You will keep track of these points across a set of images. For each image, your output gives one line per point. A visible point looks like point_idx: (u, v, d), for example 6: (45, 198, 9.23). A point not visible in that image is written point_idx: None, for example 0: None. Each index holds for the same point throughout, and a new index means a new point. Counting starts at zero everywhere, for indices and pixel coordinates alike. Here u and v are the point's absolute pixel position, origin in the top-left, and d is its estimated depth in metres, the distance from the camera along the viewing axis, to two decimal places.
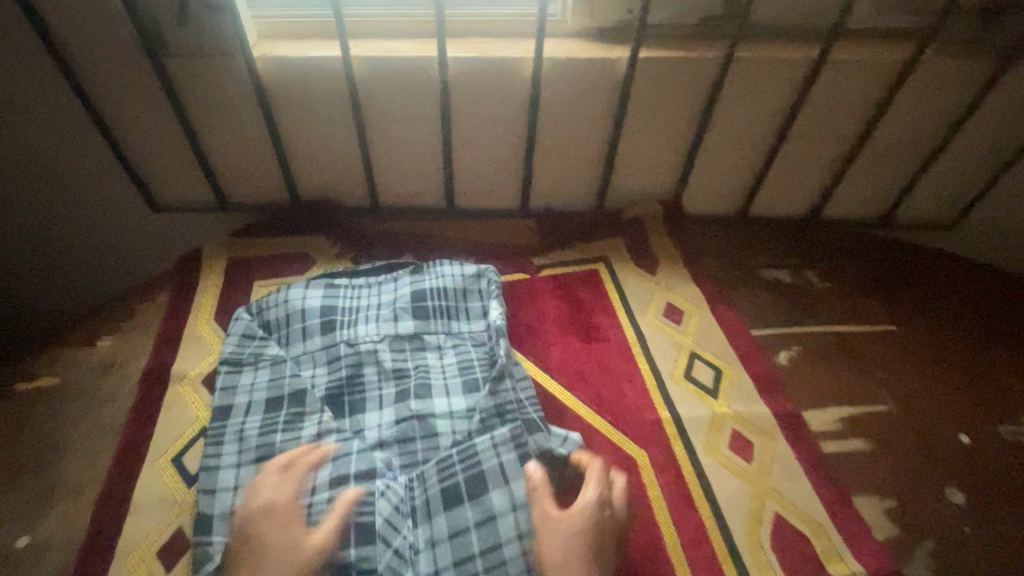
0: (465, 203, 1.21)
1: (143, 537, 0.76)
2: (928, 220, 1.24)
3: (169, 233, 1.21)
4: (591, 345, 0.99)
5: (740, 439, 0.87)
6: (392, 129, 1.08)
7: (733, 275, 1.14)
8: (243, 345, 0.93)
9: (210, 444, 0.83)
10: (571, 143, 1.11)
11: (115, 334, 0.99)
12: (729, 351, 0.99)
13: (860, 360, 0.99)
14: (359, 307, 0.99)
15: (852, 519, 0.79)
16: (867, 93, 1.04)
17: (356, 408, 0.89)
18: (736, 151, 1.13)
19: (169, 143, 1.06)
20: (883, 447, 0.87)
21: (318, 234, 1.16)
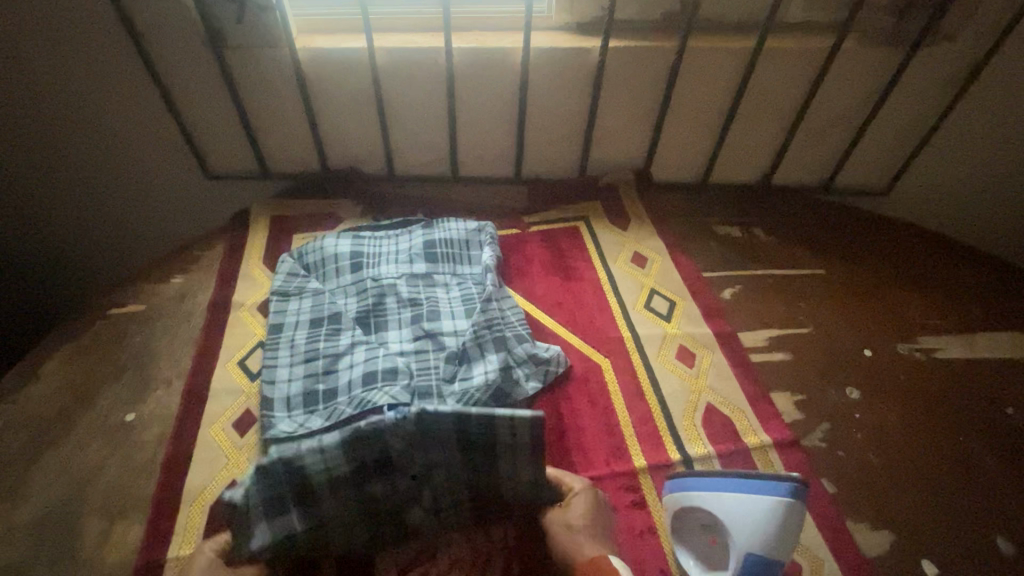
0: (468, 172, 1.43)
1: (220, 414, 0.99)
2: (864, 186, 1.45)
3: (219, 198, 1.44)
4: (569, 283, 1.22)
5: (685, 351, 1.09)
6: (407, 108, 1.30)
7: (692, 231, 1.35)
8: (289, 280, 1.16)
9: (268, 350, 1.06)
10: (556, 119, 1.33)
11: (185, 273, 1.23)
12: (681, 288, 1.21)
13: (791, 296, 1.21)
14: (381, 253, 1.22)
15: (766, 407, 1.01)
16: (800, 76, 1.25)
17: (380, 327, 1.11)
18: (694, 126, 1.35)
19: (224, 120, 1.29)
20: (800, 359, 1.09)
21: (345, 197, 1.39)
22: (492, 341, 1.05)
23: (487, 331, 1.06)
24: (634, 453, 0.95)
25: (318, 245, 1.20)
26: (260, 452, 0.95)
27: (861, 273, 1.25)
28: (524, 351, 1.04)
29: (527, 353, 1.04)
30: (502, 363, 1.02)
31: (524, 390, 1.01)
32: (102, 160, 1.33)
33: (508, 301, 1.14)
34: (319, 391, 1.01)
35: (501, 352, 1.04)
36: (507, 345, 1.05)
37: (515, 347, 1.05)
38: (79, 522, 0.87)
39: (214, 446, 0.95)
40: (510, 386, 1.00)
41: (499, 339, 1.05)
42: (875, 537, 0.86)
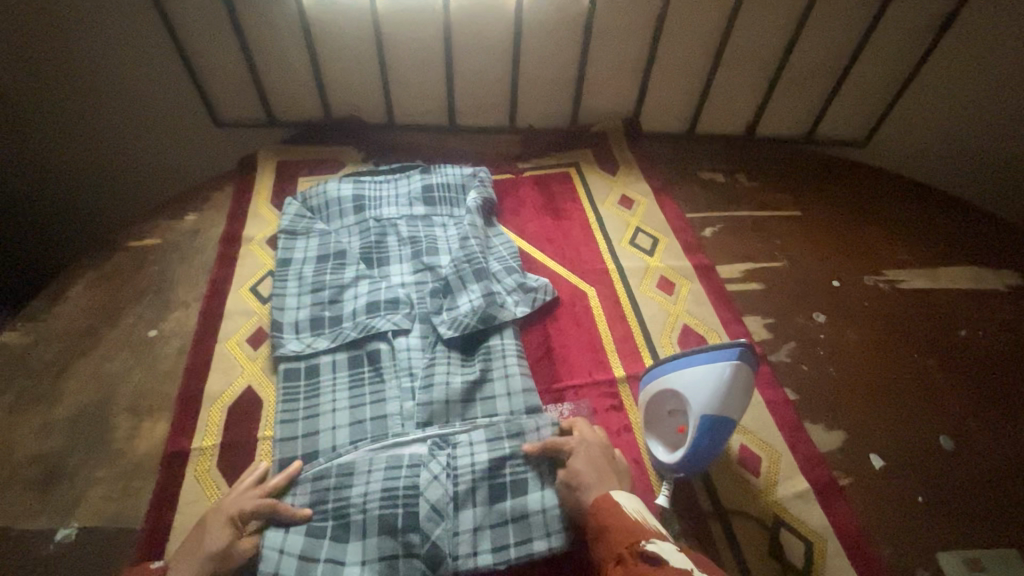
0: (465, 121, 1.50)
1: (235, 331, 1.08)
2: (843, 136, 1.52)
3: (227, 144, 1.50)
4: (559, 222, 1.30)
5: (665, 282, 1.17)
6: (406, 56, 1.35)
7: (678, 176, 1.43)
8: (297, 220, 1.24)
9: (277, 281, 1.14)
10: (549, 68, 1.39)
11: (198, 211, 1.31)
12: (664, 227, 1.29)
13: (767, 235, 1.28)
14: (382, 195, 1.28)
15: (738, 328, 1.10)
16: (780, 25, 1.31)
17: (383, 262, 1.18)
18: (681, 76, 1.41)
19: (232, 68, 1.35)
20: (772, 288, 1.17)
21: (347, 143, 1.46)
22: (478, 271, 1.11)
23: (469, 265, 1.12)
24: (614, 365, 1.04)
25: (322, 189, 1.28)
26: (272, 367, 1.03)
27: (834, 213, 1.33)
28: (510, 285, 1.11)
29: (512, 284, 1.12)
30: (485, 290, 1.08)
31: (508, 313, 1.06)
32: (116, 107, 1.40)
33: (496, 239, 1.22)
34: (326, 316, 1.08)
35: (485, 281, 1.10)
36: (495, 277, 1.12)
37: (501, 280, 1.12)
38: (111, 418, 0.96)
39: (230, 357, 1.04)
40: (496, 310, 1.06)
41: (482, 271, 1.11)
42: (829, 436, 0.96)
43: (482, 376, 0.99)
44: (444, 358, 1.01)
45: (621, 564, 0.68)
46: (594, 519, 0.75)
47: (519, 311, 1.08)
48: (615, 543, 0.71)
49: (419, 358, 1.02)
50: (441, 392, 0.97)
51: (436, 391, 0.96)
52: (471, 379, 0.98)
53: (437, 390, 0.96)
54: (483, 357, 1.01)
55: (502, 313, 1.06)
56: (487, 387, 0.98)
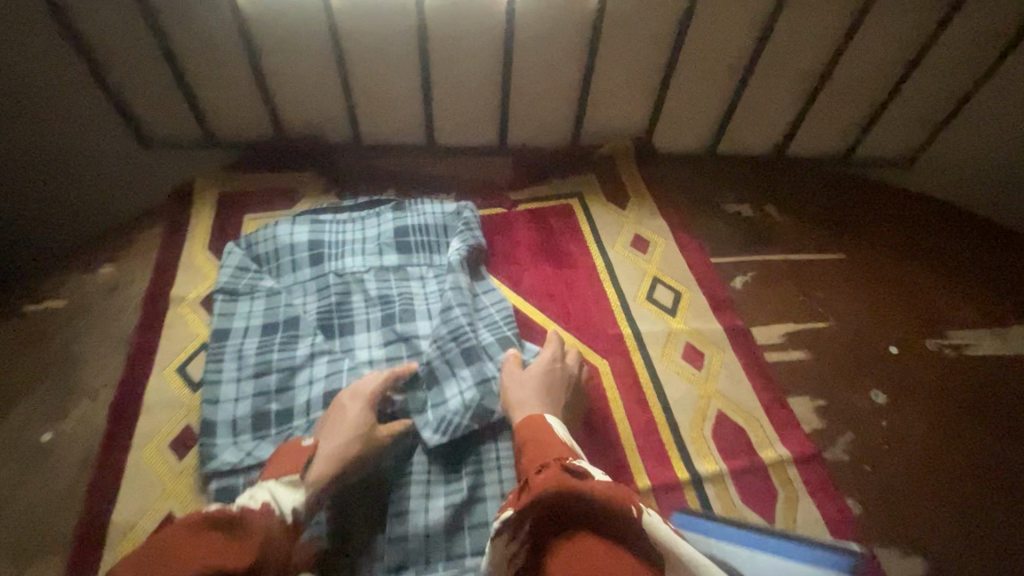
0: (447, 141, 1.26)
1: (155, 431, 0.84)
2: (885, 157, 1.31)
3: (157, 172, 1.24)
4: (561, 271, 1.08)
5: (692, 350, 0.97)
6: (373, 66, 1.11)
7: (699, 208, 1.21)
8: (238, 276, 0.99)
9: (211, 360, 0.90)
10: (546, 80, 1.16)
11: (115, 261, 1.06)
12: (686, 276, 1.08)
13: (808, 286, 1.08)
14: (345, 241, 1.05)
15: (784, 413, 0.90)
16: (825, 31, 1.09)
17: (345, 330, 0.95)
18: (704, 87, 1.18)
19: (157, 81, 1.10)
20: (819, 357, 0.98)
21: (304, 170, 1.21)
22: (465, 349, 0.89)
23: (452, 340, 0.90)
24: (637, 473, 0.83)
25: (270, 233, 1.03)
26: (199, 482, 0.80)
27: (879, 257, 1.14)
28: (505, 365, 0.90)
29: (509, 363, 0.90)
30: (476, 374, 0.87)
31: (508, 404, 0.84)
32: (1, 126, 1.09)
33: (483, 298, 1.00)
34: (273, 410, 0.85)
35: (475, 363, 0.88)
36: (489, 355, 0.91)
37: (495, 357, 0.91)
38: None
39: (146, 469, 0.81)
40: (492, 402, 0.84)
41: (470, 348, 0.89)
42: (906, 564, 0.77)
43: (473, 497, 0.78)
44: (420, 469, 0.80)
45: (546, 468, 0.59)
46: (527, 430, 0.70)
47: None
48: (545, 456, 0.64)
49: (390, 470, 0.80)
50: (419, 521, 0.76)
51: (411, 520, 0.76)
52: (456, 501, 0.77)
53: (412, 520, 0.75)
54: (471, 471, 0.80)
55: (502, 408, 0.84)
56: (479, 510, 0.78)
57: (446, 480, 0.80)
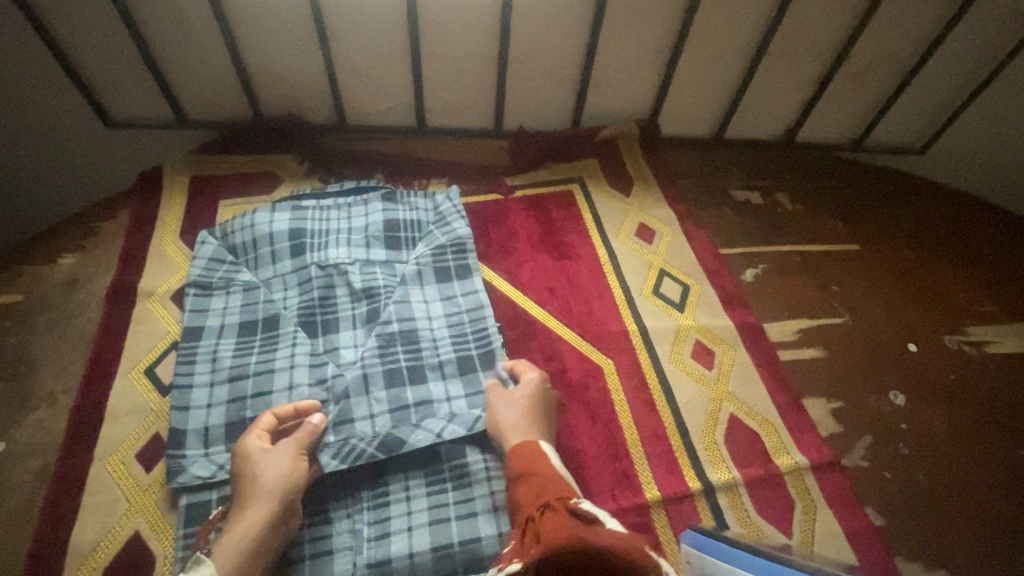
0: (438, 122, 1.17)
1: (122, 440, 0.78)
2: (901, 142, 1.25)
3: (124, 155, 1.14)
4: (562, 263, 1.01)
5: (702, 349, 0.91)
6: (357, 39, 1.02)
7: (707, 196, 1.15)
8: (212, 268, 0.91)
9: (182, 362, 0.82)
10: (546, 57, 1.07)
11: (77, 252, 0.98)
12: (695, 268, 1.01)
13: (822, 280, 1.02)
14: (328, 230, 0.97)
15: (800, 417, 0.85)
16: (844, 9, 1.02)
17: (329, 328, 0.88)
18: (713, 68, 1.11)
19: (118, 54, 1.00)
20: (835, 356, 0.92)
21: (286, 153, 1.13)
22: (392, 370, 0.83)
23: (379, 359, 0.84)
24: (645, 483, 0.78)
25: (247, 221, 0.95)
26: (170, 494, 0.74)
27: (895, 248, 1.08)
28: (441, 390, 0.83)
29: (445, 387, 0.83)
30: (392, 398, 0.81)
31: (422, 434, 0.78)
32: None
33: (458, 295, 0.91)
34: (248, 419, 0.78)
35: (397, 386, 0.82)
36: (419, 377, 0.84)
37: (431, 380, 0.84)
38: None
39: (110, 484, 0.75)
40: (405, 430, 0.78)
41: (397, 368, 0.83)
42: None
43: (455, 512, 0.74)
44: (399, 488, 0.75)
45: (550, 512, 0.59)
46: (520, 460, 0.69)
47: (446, 435, 0.78)
48: (541, 495, 0.64)
49: (369, 486, 0.75)
50: (403, 544, 0.72)
51: (395, 544, 0.71)
52: (442, 518, 0.73)
53: (394, 543, 0.71)
54: (453, 483, 0.76)
55: (413, 438, 0.77)
56: (467, 525, 0.73)
57: (427, 497, 0.75)
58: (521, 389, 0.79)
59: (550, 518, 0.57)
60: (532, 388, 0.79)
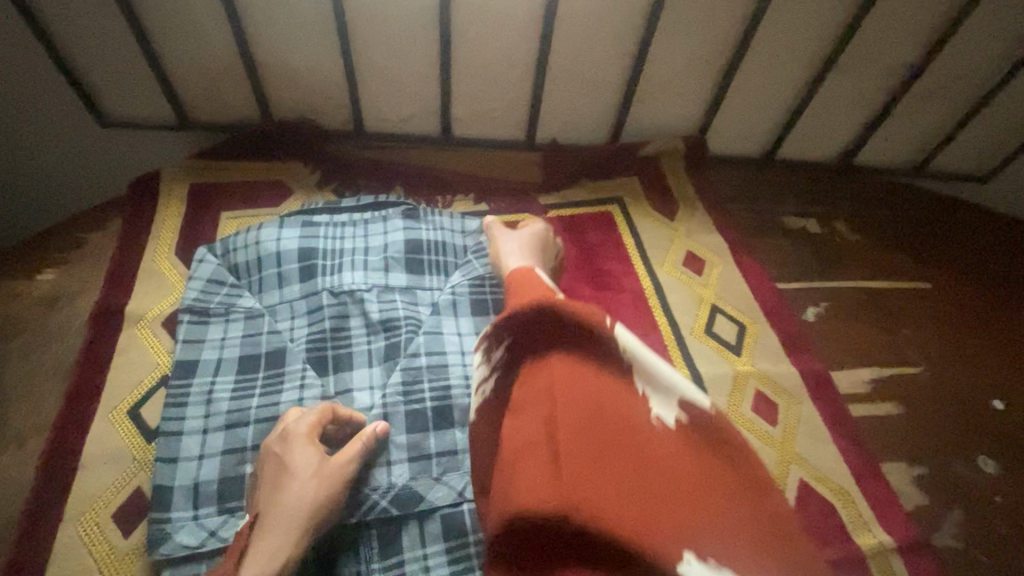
0: (464, 132, 1.06)
1: (98, 495, 0.67)
2: (965, 170, 1.14)
3: (116, 157, 1.03)
4: (603, 294, 0.90)
5: (763, 401, 0.80)
6: (380, 39, 0.91)
7: (758, 222, 1.04)
8: (210, 292, 0.80)
9: (171, 405, 0.71)
10: (588, 65, 0.97)
11: (58, 267, 0.87)
12: (751, 305, 0.91)
13: (889, 321, 0.92)
14: (343, 251, 0.86)
15: (879, 484, 0.74)
16: (924, 22, 0.92)
17: (342, 364, 0.77)
18: (772, 82, 1.01)
19: (115, 46, 0.89)
20: (913, 412, 0.82)
21: (296, 161, 1.02)
22: (414, 411, 0.73)
23: (402, 399, 0.73)
24: None
25: (252, 239, 0.84)
26: (151, 565, 0.63)
27: (968, 287, 0.98)
28: (468, 437, 0.72)
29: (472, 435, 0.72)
30: (412, 445, 0.71)
31: (443, 492, 0.68)
32: None
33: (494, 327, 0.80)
34: (247, 474, 0.67)
35: (417, 432, 0.72)
36: (445, 422, 0.72)
37: (458, 425, 0.72)
38: None
39: (83, 551, 0.64)
40: (425, 485, 0.68)
41: (419, 409, 0.73)
42: None
43: None
44: (418, 568, 0.64)
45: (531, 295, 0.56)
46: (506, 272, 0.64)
47: (469, 495, 0.68)
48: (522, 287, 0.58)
49: (382, 567, 0.64)
50: None
51: None
52: None
53: None
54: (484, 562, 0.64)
55: (433, 495, 0.67)
56: None
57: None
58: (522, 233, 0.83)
59: (533, 333, 0.52)
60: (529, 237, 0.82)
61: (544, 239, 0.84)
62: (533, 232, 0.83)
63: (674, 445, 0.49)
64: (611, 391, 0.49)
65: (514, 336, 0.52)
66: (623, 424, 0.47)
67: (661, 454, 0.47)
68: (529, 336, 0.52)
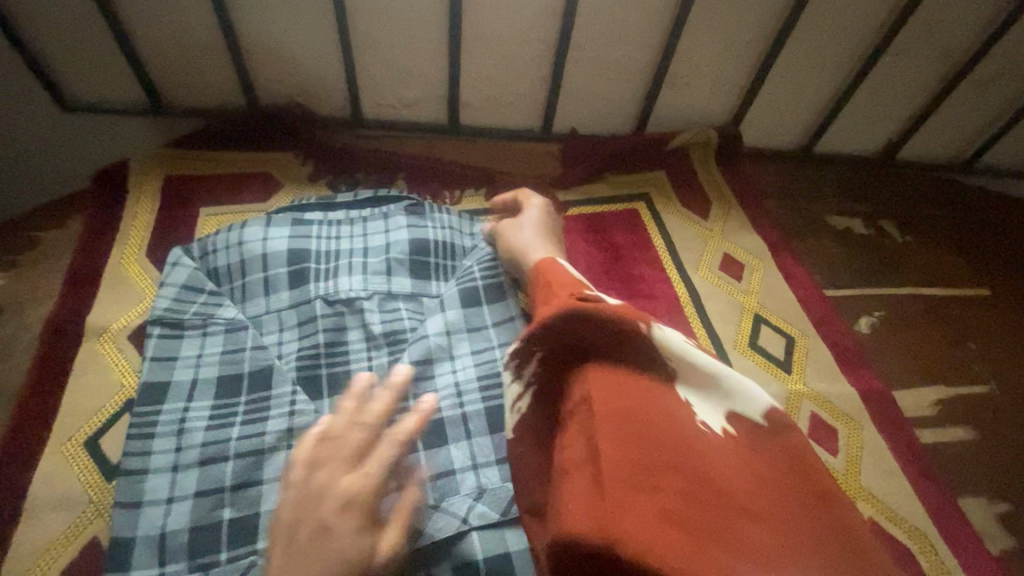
0: (473, 120, 0.96)
1: (47, 547, 0.56)
2: (1016, 165, 1.05)
3: (82, 146, 0.91)
4: (634, 303, 0.80)
5: (821, 426, 0.70)
6: (378, 13, 0.80)
7: (799, 223, 0.95)
8: (185, 300, 0.69)
9: (135, 438, 0.60)
10: (613, 47, 0.87)
11: (10, 273, 0.76)
12: (799, 315, 0.81)
13: (951, 332, 0.82)
14: (339, 253, 0.75)
15: (960, 524, 0.65)
16: (989, 2, 0.82)
17: (339, 385, 0.66)
18: (816, 68, 0.91)
19: (73, 20, 0.78)
20: (989, 438, 0.72)
21: (285, 151, 0.91)
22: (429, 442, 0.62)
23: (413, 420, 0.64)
24: None
25: (235, 239, 0.73)
26: None
27: None
28: (464, 454, 0.62)
29: (468, 450, 0.62)
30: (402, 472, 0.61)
31: (444, 520, 0.56)
32: None
33: (492, 341, 0.69)
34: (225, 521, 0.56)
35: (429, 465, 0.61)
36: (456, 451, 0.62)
37: (452, 442, 0.63)
38: None
39: None
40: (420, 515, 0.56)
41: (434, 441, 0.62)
42: None
43: None
44: None
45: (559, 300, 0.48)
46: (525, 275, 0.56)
47: (474, 520, 0.56)
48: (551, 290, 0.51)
49: None
50: None
51: None
52: None
53: None
54: None
55: (433, 526, 0.55)
56: None
57: None
58: (527, 219, 0.75)
59: (569, 347, 0.44)
60: (535, 220, 0.75)
61: (551, 223, 0.76)
62: (535, 216, 0.76)
63: (726, 455, 0.40)
64: (657, 397, 0.41)
65: (544, 350, 0.46)
66: (672, 429, 0.39)
67: (714, 464, 0.39)
68: (567, 347, 0.44)
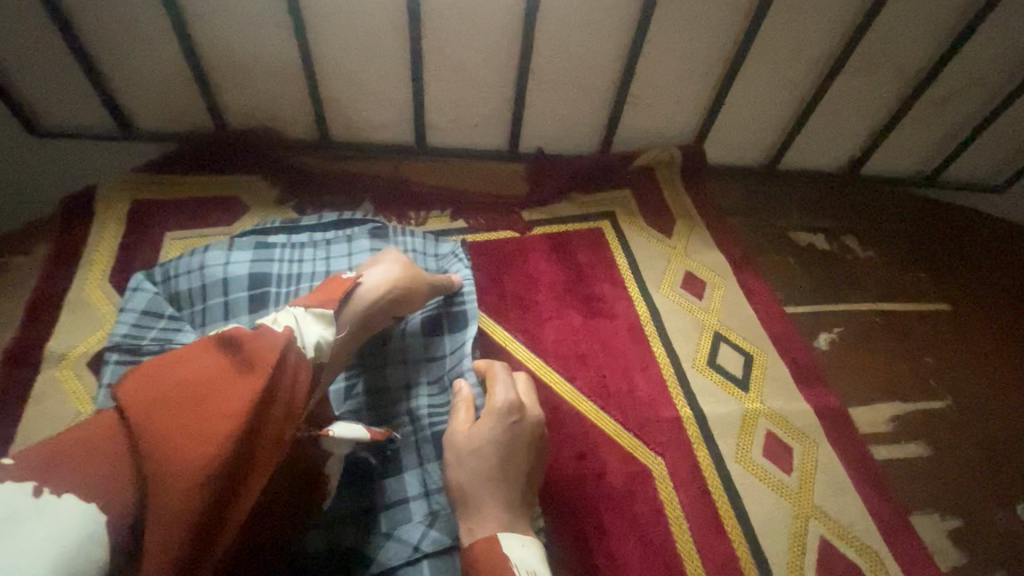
0: (441, 140, 0.97)
1: None
2: (978, 181, 1.07)
3: (53, 170, 0.92)
4: (594, 322, 0.81)
5: (775, 444, 0.71)
6: (340, 41, 0.82)
7: (762, 240, 0.96)
8: (142, 326, 0.69)
9: None
10: (574, 70, 0.88)
11: None
12: (759, 333, 0.82)
13: (909, 347, 0.84)
14: (300, 277, 0.76)
15: (910, 541, 0.66)
16: (939, 25, 0.84)
17: None
18: (776, 89, 0.92)
19: (39, 50, 0.79)
20: (943, 454, 0.73)
21: (254, 174, 0.92)
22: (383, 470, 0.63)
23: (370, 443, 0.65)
24: None
25: (196, 264, 0.73)
26: None
27: (990, 312, 0.90)
28: (417, 481, 0.63)
29: (421, 478, 0.63)
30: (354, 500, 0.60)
31: (395, 549, 0.56)
32: None
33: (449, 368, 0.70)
34: None
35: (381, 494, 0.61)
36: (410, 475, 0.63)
37: (406, 470, 0.63)
38: None
39: None
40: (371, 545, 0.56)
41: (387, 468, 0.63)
42: None
43: None
44: None
45: None
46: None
47: (426, 547, 0.56)
48: None
49: None
50: None
51: None
52: None
53: None
54: None
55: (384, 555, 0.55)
56: None
57: None
58: (486, 414, 0.55)
59: None
60: (501, 413, 0.55)
61: (528, 418, 0.56)
62: (501, 404, 0.56)
63: None
64: None
65: None
66: None
67: None
68: None
